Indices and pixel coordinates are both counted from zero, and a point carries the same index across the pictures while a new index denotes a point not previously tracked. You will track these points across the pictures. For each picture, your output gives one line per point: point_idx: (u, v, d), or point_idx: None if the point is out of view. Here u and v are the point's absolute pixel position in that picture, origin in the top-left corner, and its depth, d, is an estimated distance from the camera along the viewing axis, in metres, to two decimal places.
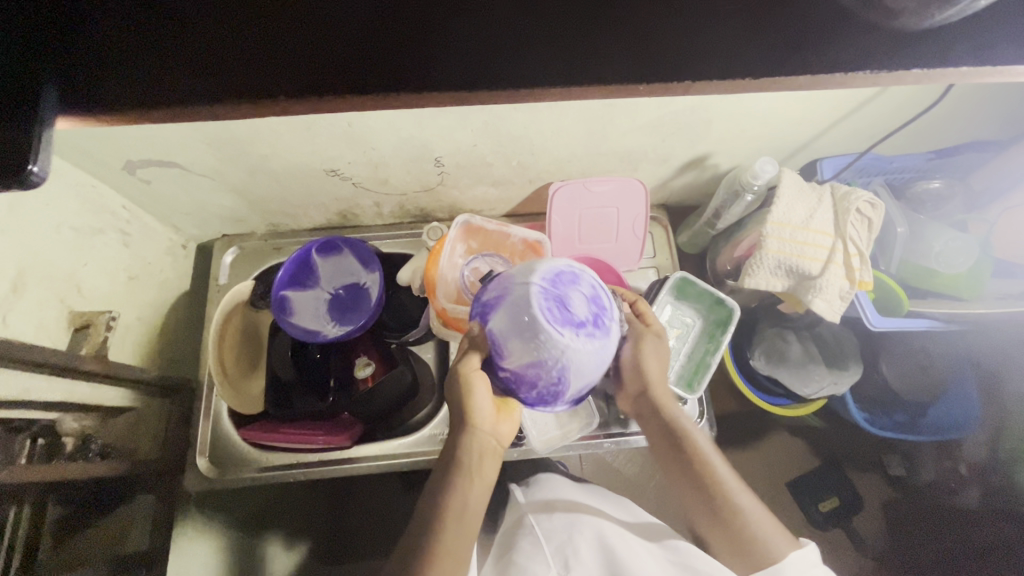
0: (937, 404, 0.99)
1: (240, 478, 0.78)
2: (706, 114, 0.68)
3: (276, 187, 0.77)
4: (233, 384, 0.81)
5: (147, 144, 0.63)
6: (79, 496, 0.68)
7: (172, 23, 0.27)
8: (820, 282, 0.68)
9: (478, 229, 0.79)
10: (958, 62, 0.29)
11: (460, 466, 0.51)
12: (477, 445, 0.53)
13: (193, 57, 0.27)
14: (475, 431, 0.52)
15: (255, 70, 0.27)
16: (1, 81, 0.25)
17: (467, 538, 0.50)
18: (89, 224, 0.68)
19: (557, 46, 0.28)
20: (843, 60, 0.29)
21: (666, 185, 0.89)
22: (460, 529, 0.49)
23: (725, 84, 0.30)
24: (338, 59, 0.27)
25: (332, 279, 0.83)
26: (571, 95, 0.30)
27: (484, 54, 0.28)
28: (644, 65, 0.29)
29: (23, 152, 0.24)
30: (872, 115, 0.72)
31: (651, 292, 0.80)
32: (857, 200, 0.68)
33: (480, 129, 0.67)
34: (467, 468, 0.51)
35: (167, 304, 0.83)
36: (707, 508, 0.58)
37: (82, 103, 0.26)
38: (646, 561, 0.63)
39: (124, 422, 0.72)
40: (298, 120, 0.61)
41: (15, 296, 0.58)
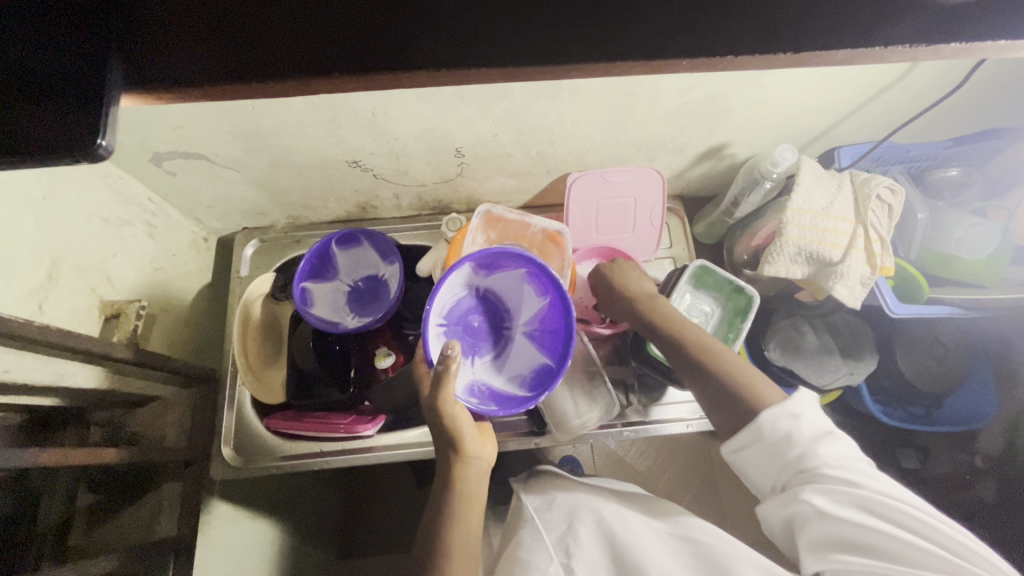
0: (953, 395, 0.99)
1: (263, 467, 0.79)
2: (726, 102, 0.68)
3: (299, 179, 0.78)
4: (256, 374, 0.82)
5: (175, 135, 0.64)
6: (108, 481, 0.70)
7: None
8: (841, 268, 0.68)
9: (497, 220, 0.80)
10: (996, 36, 0.30)
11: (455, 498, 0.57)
12: (474, 471, 0.59)
13: (259, 35, 0.27)
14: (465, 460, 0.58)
15: (312, 47, 0.28)
16: (69, 57, 0.26)
17: (471, 541, 0.57)
18: (118, 215, 0.69)
19: (600, 20, 0.29)
20: (883, 33, 0.29)
21: (683, 175, 0.89)
22: (456, 546, 0.55)
23: (764, 58, 0.30)
24: (389, 35, 0.28)
25: (351, 271, 0.84)
26: (615, 70, 0.30)
27: (530, 29, 0.29)
28: (687, 40, 0.29)
29: (91, 126, 0.25)
30: (892, 102, 0.72)
31: (669, 281, 0.79)
32: (878, 185, 0.68)
33: (501, 119, 0.68)
34: (468, 500, 0.57)
35: (189, 297, 0.84)
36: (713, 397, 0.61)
37: (144, 83, 0.27)
38: (654, 543, 0.63)
39: (151, 410, 0.74)
40: (324, 110, 0.62)
41: (50, 283, 0.59)
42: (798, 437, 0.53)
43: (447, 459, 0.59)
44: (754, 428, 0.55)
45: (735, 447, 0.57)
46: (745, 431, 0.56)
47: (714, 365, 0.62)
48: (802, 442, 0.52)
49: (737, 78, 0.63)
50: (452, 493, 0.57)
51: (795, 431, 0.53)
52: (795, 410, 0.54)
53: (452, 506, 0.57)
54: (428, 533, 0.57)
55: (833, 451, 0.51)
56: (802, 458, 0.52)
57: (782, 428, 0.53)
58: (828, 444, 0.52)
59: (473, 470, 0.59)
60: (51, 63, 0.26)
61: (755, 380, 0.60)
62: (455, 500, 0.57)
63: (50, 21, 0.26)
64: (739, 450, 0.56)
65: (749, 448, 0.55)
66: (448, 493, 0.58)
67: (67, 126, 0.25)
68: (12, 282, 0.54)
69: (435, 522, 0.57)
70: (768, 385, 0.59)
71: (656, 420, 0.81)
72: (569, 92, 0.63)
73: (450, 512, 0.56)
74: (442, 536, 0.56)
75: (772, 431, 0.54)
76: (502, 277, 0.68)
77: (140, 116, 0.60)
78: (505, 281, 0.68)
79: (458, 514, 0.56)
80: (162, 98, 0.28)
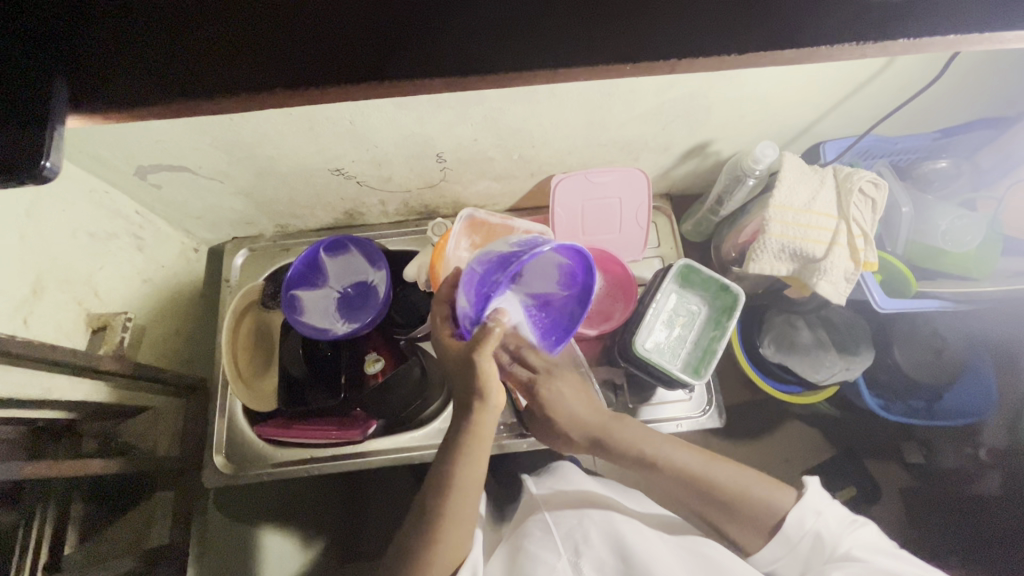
0: (955, 389, 0.97)
1: (255, 473, 0.80)
2: (705, 101, 0.68)
3: (283, 188, 0.78)
4: (247, 383, 0.83)
5: (157, 149, 0.65)
6: (105, 489, 0.72)
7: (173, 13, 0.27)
8: (824, 264, 0.68)
9: (481, 224, 0.80)
10: (946, 30, 0.29)
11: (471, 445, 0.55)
12: (492, 420, 0.55)
13: (198, 52, 0.28)
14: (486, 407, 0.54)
15: (254, 64, 0.28)
16: (15, 82, 0.27)
17: (454, 544, 0.56)
18: (103, 229, 0.70)
19: (540, 27, 0.29)
20: (825, 32, 0.29)
21: (669, 174, 0.89)
22: (450, 527, 0.56)
23: (709, 60, 0.30)
24: (331, 48, 0.28)
25: (340, 278, 0.84)
26: (561, 76, 0.30)
27: (470, 35, 0.29)
28: (628, 44, 0.29)
29: (37, 148, 0.26)
30: (874, 95, 0.72)
31: (655, 281, 0.79)
32: (860, 180, 0.68)
33: (480, 123, 0.68)
34: (482, 444, 0.56)
35: (180, 307, 0.85)
36: (716, 509, 0.60)
37: (90, 104, 0.28)
38: (667, 553, 0.64)
39: (142, 420, 0.76)
40: (301, 120, 0.62)
41: (35, 298, 0.60)
42: (826, 535, 0.56)
43: (466, 404, 0.55)
44: (779, 538, 0.57)
45: (768, 557, 0.59)
46: (770, 543, 0.58)
47: (709, 482, 0.60)
48: (832, 539, 0.56)
49: (714, 76, 0.62)
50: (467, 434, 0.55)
51: (822, 529, 0.56)
52: (818, 509, 0.57)
53: (463, 453, 0.55)
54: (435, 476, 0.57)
55: (859, 543, 0.55)
56: (833, 555, 0.56)
57: (810, 529, 0.57)
58: (853, 535, 0.56)
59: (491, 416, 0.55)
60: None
61: (753, 484, 0.59)
62: (468, 449, 0.55)
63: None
64: (773, 561, 0.59)
65: (782, 556, 0.58)
66: (463, 430, 0.55)
67: (12, 148, 0.26)
68: None
69: (447, 456, 0.56)
70: (773, 485, 0.60)
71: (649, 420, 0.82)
72: (545, 95, 0.63)
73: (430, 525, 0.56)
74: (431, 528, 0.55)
75: (800, 533, 0.57)
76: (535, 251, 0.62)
77: (119, 130, 0.60)
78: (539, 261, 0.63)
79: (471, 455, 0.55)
80: (107, 116, 0.29)
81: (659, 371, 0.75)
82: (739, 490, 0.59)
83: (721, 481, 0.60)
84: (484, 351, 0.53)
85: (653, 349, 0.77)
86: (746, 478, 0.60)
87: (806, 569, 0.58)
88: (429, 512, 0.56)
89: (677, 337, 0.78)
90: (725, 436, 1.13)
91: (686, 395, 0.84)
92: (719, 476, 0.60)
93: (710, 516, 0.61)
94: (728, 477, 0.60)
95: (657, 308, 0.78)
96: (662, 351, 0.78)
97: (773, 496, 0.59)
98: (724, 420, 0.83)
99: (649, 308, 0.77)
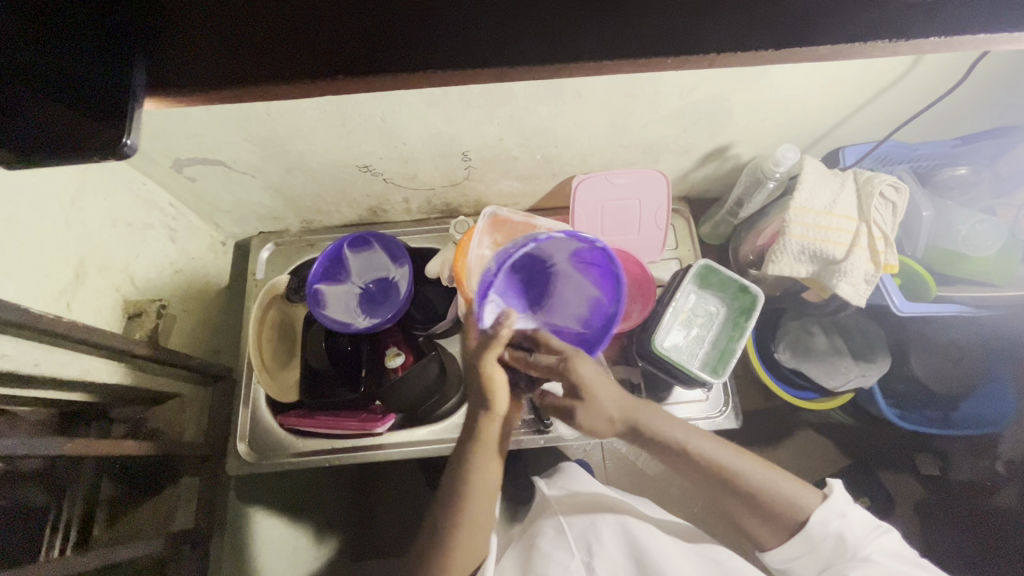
0: (970, 398, 0.98)
1: (278, 462, 0.81)
2: (727, 104, 0.69)
3: (312, 184, 0.80)
4: (270, 373, 0.84)
5: (196, 142, 0.67)
6: (132, 475, 0.74)
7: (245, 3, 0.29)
8: (844, 266, 0.68)
9: (503, 222, 0.82)
10: (978, 30, 0.30)
11: (478, 452, 0.56)
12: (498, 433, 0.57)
13: (269, 41, 0.30)
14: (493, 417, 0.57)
15: (318, 49, 0.30)
16: (96, 64, 0.28)
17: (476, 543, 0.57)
18: (140, 219, 0.72)
19: (583, 23, 0.30)
20: (856, 31, 0.30)
21: (688, 176, 0.90)
22: (469, 530, 0.56)
23: (742, 57, 0.32)
24: (387, 37, 0.30)
25: (363, 273, 0.86)
26: (597, 70, 0.32)
27: (517, 28, 0.30)
28: (666, 41, 0.31)
29: (120, 127, 0.28)
30: (894, 101, 0.73)
31: (674, 281, 0.80)
32: (881, 183, 0.68)
33: (506, 122, 0.70)
34: (490, 457, 0.57)
35: (208, 298, 0.87)
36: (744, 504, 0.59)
37: (163, 87, 0.30)
38: (680, 556, 0.64)
39: (170, 407, 0.77)
40: (335, 116, 0.64)
41: (77, 283, 0.62)
42: (849, 537, 0.57)
43: (475, 413, 0.58)
44: (802, 537, 0.57)
45: (787, 554, 0.59)
46: (792, 543, 0.58)
47: (738, 480, 0.59)
48: (855, 541, 0.56)
49: (737, 78, 0.64)
50: (475, 443, 0.57)
51: (846, 531, 0.57)
52: (840, 513, 0.58)
53: (472, 462, 0.56)
54: (452, 472, 0.57)
55: (881, 548, 0.56)
56: (854, 557, 0.56)
57: (832, 530, 0.57)
58: (876, 541, 0.56)
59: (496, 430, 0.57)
60: (81, 68, 0.28)
61: (778, 481, 0.59)
62: (477, 458, 0.56)
63: (73, 29, 0.29)
64: (792, 560, 0.59)
65: (802, 556, 0.58)
66: (472, 447, 0.57)
67: (96, 126, 0.28)
68: (42, 282, 0.57)
69: (456, 469, 0.57)
70: (798, 484, 0.60)
71: None
72: (571, 95, 0.65)
73: (451, 519, 0.56)
74: (451, 525, 0.55)
75: (824, 534, 0.57)
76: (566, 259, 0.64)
77: (162, 124, 0.63)
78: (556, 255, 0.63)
79: (479, 463, 0.56)
80: (179, 101, 0.30)
81: (677, 369, 0.75)
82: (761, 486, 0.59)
83: (750, 478, 0.59)
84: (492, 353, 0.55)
85: (671, 348, 0.78)
86: (773, 475, 0.59)
87: (822, 570, 0.58)
88: (451, 501, 0.56)
89: (695, 336, 0.79)
90: (738, 441, 1.13)
91: (702, 396, 0.84)
92: (748, 474, 0.59)
93: (735, 511, 0.61)
94: (752, 473, 0.59)
95: (676, 308, 0.79)
96: (679, 350, 0.78)
97: (799, 494, 0.59)
98: (740, 422, 0.84)
99: (667, 308, 0.77)
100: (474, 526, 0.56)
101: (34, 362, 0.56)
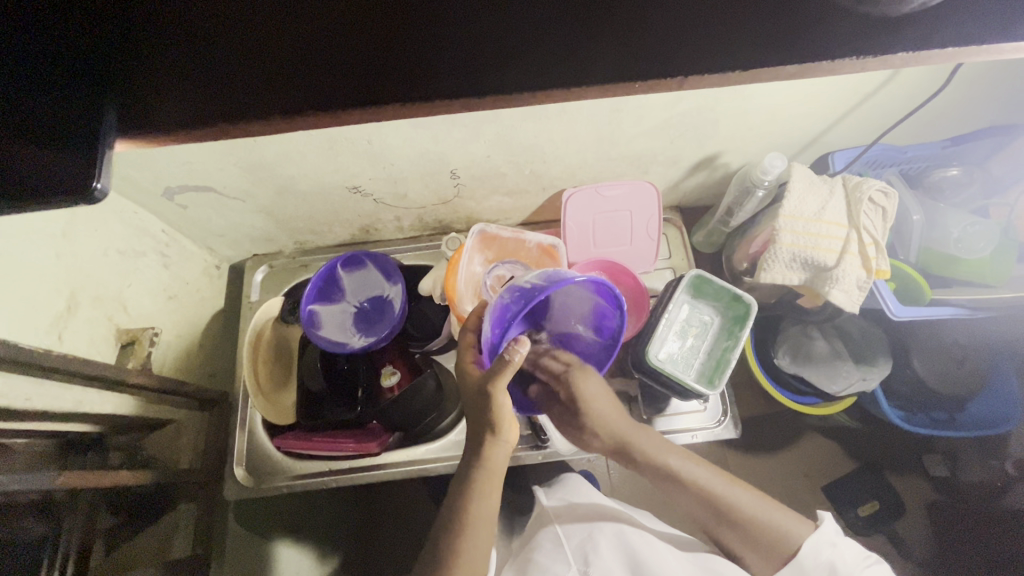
0: (975, 398, 0.96)
1: (275, 486, 0.81)
2: (712, 115, 0.69)
3: (302, 206, 0.81)
4: (266, 397, 0.84)
5: (185, 170, 0.68)
6: (125, 503, 0.73)
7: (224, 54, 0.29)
8: (836, 273, 0.68)
9: (493, 238, 0.82)
10: (942, 42, 0.30)
11: (481, 476, 0.56)
12: (503, 456, 0.57)
13: (243, 87, 0.30)
14: (496, 439, 0.56)
15: (287, 86, 0.30)
16: (66, 108, 0.29)
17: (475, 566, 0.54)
18: (132, 247, 0.72)
19: (549, 48, 0.30)
20: (821, 49, 0.31)
21: (678, 186, 0.90)
22: (470, 567, 0.53)
23: (713, 76, 0.31)
24: (357, 75, 0.30)
25: (357, 292, 0.85)
26: (570, 94, 0.32)
27: (482, 59, 0.30)
28: (635, 66, 0.31)
29: (89, 170, 0.28)
30: (881, 106, 0.73)
31: (666, 293, 0.80)
32: (869, 189, 0.68)
33: (492, 140, 0.70)
34: (494, 480, 0.56)
35: (203, 321, 0.87)
36: (740, 535, 0.59)
37: (134, 128, 0.30)
38: (676, 566, 0.62)
39: (166, 433, 0.78)
40: (321, 140, 0.65)
41: (68, 314, 0.62)
42: (841, 567, 0.55)
43: (478, 437, 0.57)
44: (792, 566, 0.56)
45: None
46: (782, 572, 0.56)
47: (731, 508, 0.59)
48: (847, 572, 0.54)
49: (721, 91, 0.64)
50: (477, 468, 0.56)
51: (837, 561, 0.55)
52: (829, 542, 0.56)
53: (474, 486, 0.55)
54: (454, 494, 0.56)
55: None
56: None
57: (823, 558, 0.55)
58: (867, 572, 0.54)
59: (500, 453, 0.57)
60: (55, 110, 0.29)
61: (773, 511, 0.58)
62: (481, 481, 0.55)
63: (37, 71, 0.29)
64: None
65: None
66: (475, 470, 0.56)
67: (66, 170, 0.28)
68: (34, 316, 0.58)
69: (458, 494, 0.56)
70: (792, 515, 0.59)
71: (664, 430, 0.82)
72: (555, 113, 0.65)
73: (444, 546, 0.54)
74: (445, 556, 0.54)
75: (815, 563, 0.55)
76: (587, 304, 0.62)
77: (151, 155, 0.64)
78: (576, 297, 0.61)
79: (481, 486, 0.55)
80: (150, 140, 0.31)
81: (673, 382, 0.75)
82: (726, 497, 0.59)
83: (745, 507, 0.59)
84: (497, 381, 0.54)
85: (665, 359, 0.77)
86: (769, 508, 0.59)
87: None
88: (447, 529, 0.55)
89: (689, 347, 0.79)
90: (741, 448, 1.12)
91: (701, 406, 0.84)
92: (744, 505, 0.59)
93: (724, 533, 0.60)
94: (749, 501, 0.59)
95: (669, 320, 0.78)
96: (674, 360, 0.78)
97: (795, 526, 0.57)
98: (739, 431, 0.83)
99: (661, 320, 0.77)
100: (473, 566, 0.54)
101: (26, 396, 0.56)
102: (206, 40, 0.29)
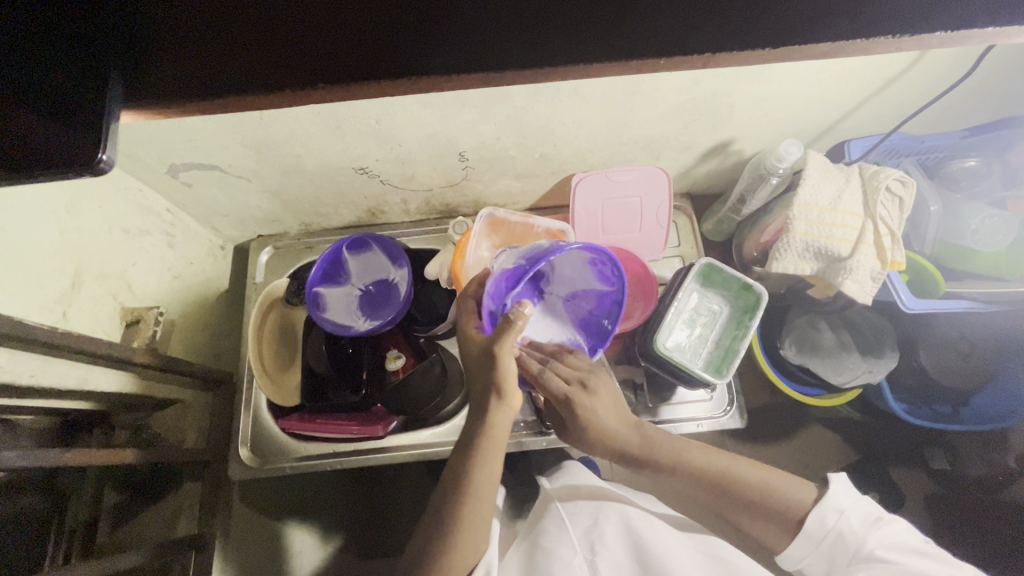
0: (982, 393, 0.95)
1: (277, 467, 0.81)
2: (728, 99, 0.68)
3: (308, 186, 0.80)
4: (272, 378, 0.84)
5: (191, 148, 0.66)
6: (130, 481, 0.74)
7: (245, 28, 0.29)
8: (850, 263, 0.67)
9: (501, 223, 0.81)
10: (983, 22, 0.29)
11: (484, 442, 0.54)
12: (507, 421, 0.55)
13: (248, 56, 0.29)
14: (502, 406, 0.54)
15: (295, 55, 0.29)
16: (72, 77, 0.28)
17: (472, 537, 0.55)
18: (137, 225, 0.72)
19: (570, 23, 0.29)
20: (858, 24, 0.29)
21: (690, 172, 0.89)
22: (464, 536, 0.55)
23: (741, 55, 0.30)
24: (366, 47, 0.29)
25: (362, 275, 0.85)
26: (592, 71, 0.30)
27: (499, 33, 0.29)
28: (657, 40, 0.29)
29: (94, 142, 0.27)
30: (901, 93, 0.71)
31: (676, 280, 0.79)
32: (887, 179, 0.67)
33: (503, 122, 0.69)
34: (496, 445, 0.55)
35: (207, 302, 0.87)
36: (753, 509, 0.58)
37: (140, 99, 0.29)
38: (685, 555, 0.62)
39: (171, 413, 0.78)
40: (328, 119, 0.64)
41: (73, 291, 0.62)
42: (849, 533, 0.54)
43: (482, 403, 0.55)
44: (802, 536, 0.56)
45: (794, 556, 0.58)
46: (793, 541, 0.57)
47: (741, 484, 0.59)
48: (856, 538, 0.54)
49: (739, 74, 0.62)
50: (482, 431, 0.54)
51: (845, 528, 0.54)
52: (838, 509, 0.55)
53: (476, 453, 0.54)
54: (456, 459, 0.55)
55: (885, 540, 0.53)
56: (858, 553, 0.53)
57: (829, 526, 0.55)
58: (878, 533, 0.53)
59: (505, 420, 0.55)
60: (62, 79, 0.28)
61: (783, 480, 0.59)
62: (482, 448, 0.54)
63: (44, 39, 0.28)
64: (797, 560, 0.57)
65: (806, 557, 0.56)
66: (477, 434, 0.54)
67: (72, 141, 0.27)
68: (38, 291, 0.58)
69: (460, 459, 0.55)
70: (797, 481, 0.59)
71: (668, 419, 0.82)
72: (568, 94, 0.63)
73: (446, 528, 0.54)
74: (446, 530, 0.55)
75: (821, 532, 0.55)
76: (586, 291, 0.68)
77: (155, 131, 0.62)
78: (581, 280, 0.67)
79: (483, 453, 0.54)
80: (156, 112, 0.30)
81: (679, 369, 0.74)
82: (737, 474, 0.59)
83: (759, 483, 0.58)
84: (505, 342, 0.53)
85: (673, 348, 0.76)
86: (774, 476, 0.59)
87: (832, 568, 0.56)
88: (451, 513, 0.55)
89: (697, 336, 0.78)
90: (744, 437, 1.12)
91: (706, 395, 0.83)
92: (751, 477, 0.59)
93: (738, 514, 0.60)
94: (762, 477, 0.59)
95: (678, 307, 0.78)
96: (682, 350, 0.77)
97: (792, 491, 0.57)
98: (745, 421, 0.83)
99: (670, 307, 0.76)
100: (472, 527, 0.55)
101: (30, 373, 0.56)
102: (220, 10, 0.28)
